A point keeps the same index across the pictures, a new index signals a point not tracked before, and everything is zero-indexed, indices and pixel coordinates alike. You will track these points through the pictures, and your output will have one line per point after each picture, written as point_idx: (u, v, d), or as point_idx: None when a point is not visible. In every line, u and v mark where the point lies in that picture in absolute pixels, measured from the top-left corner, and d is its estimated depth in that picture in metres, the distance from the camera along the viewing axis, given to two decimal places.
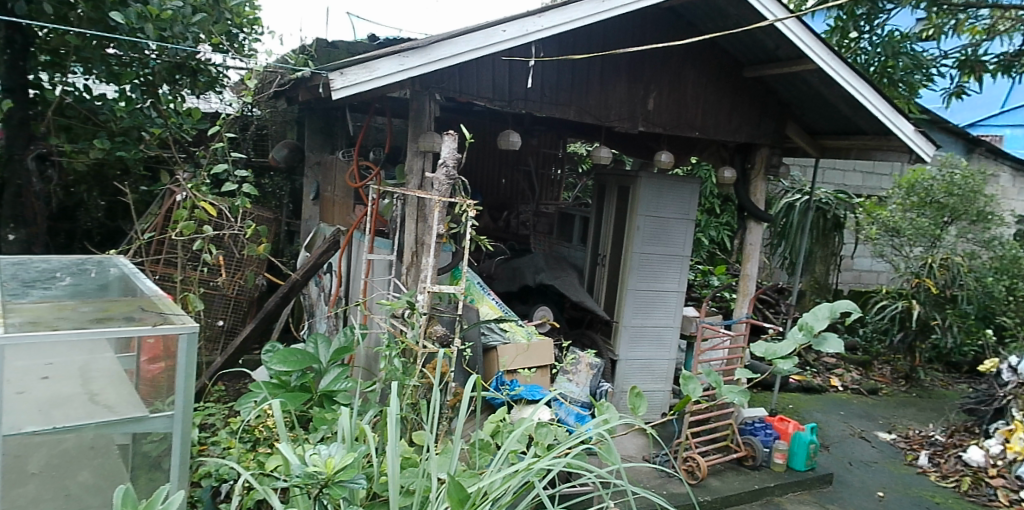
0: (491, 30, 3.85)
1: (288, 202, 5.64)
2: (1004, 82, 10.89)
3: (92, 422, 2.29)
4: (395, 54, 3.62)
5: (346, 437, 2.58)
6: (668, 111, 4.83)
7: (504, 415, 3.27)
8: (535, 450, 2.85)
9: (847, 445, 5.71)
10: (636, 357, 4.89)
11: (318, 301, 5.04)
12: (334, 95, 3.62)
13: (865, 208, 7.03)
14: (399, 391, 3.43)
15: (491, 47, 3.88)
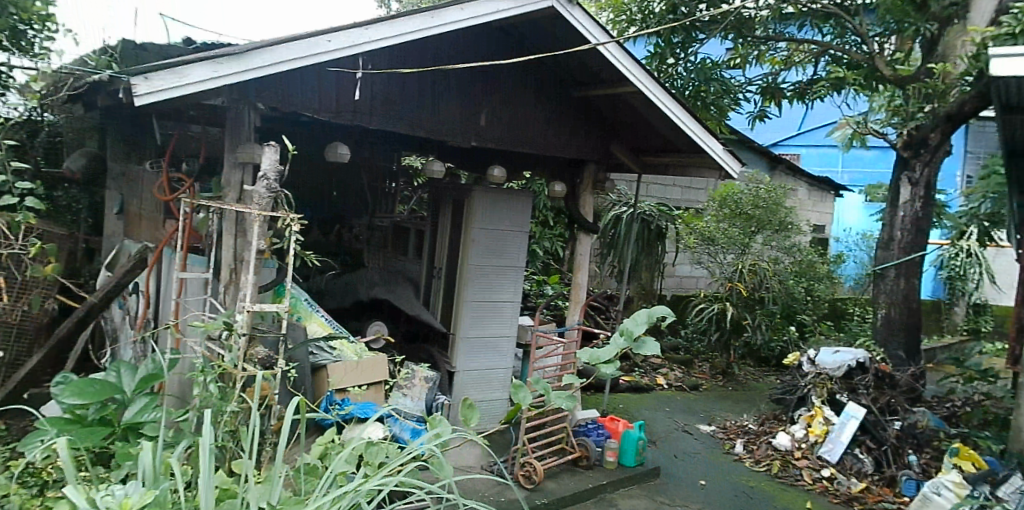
0: (316, 40, 3.58)
1: (85, 215, 5.41)
2: (799, 108, 12.54)
3: None
4: (208, 60, 3.25)
5: (146, 474, 2.29)
6: (500, 126, 4.97)
7: (332, 434, 2.97)
8: (365, 470, 2.60)
9: (672, 439, 6.15)
10: (474, 367, 4.96)
11: (123, 326, 4.75)
12: (135, 103, 3.11)
13: (684, 219, 7.94)
14: (214, 419, 3.10)
15: (316, 58, 3.61)
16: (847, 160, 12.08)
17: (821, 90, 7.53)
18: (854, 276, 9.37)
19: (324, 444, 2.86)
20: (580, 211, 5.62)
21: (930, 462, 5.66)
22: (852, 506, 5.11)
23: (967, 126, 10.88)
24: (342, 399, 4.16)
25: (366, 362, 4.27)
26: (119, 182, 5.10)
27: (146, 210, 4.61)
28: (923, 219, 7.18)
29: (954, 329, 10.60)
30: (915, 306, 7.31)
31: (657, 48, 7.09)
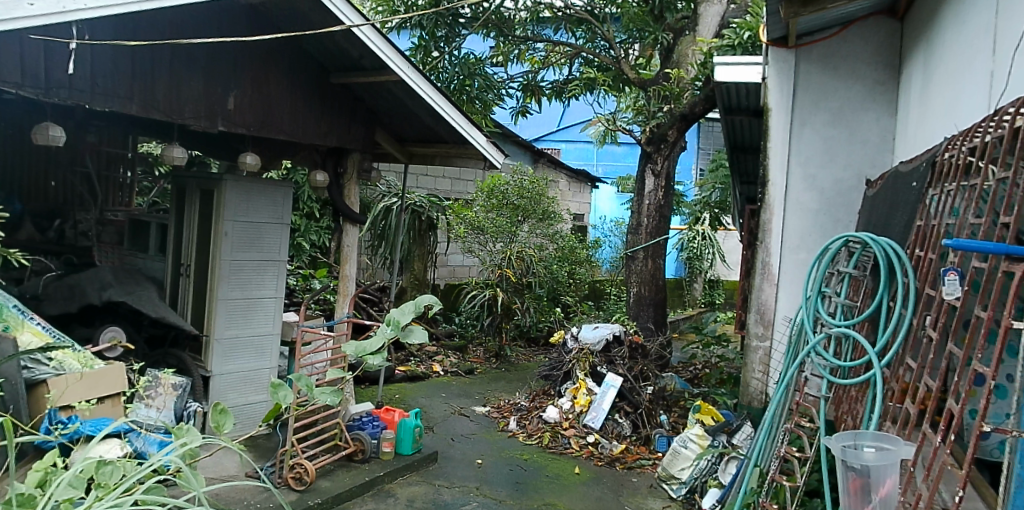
0: (13, 2, 2.93)
1: None
2: (556, 105, 13.66)
3: None
4: None
5: None
6: (252, 110, 4.72)
7: (55, 459, 2.33)
8: (97, 494, 2.10)
9: (448, 423, 6.33)
10: (232, 370, 4.65)
11: None
12: None
13: (454, 210, 8.23)
14: None
15: (14, 24, 2.96)
16: (601, 155, 13.36)
17: (574, 88, 8.37)
18: (609, 259, 10.51)
19: (43, 469, 2.23)
20: (345, 201, 5.55)
21: (678, 419, 6.54)
22: (615, 466, 5.67)
23: (697, 127, 12.70)
24: (68, 416, 3.64)
25: (95, 372, 3.79)
26: None
27: None
28: (664, 206, 8.22)
29: (694, 302, 12.32)
30: (660, 283, 8.33)
31: (422, 40, 7.50)
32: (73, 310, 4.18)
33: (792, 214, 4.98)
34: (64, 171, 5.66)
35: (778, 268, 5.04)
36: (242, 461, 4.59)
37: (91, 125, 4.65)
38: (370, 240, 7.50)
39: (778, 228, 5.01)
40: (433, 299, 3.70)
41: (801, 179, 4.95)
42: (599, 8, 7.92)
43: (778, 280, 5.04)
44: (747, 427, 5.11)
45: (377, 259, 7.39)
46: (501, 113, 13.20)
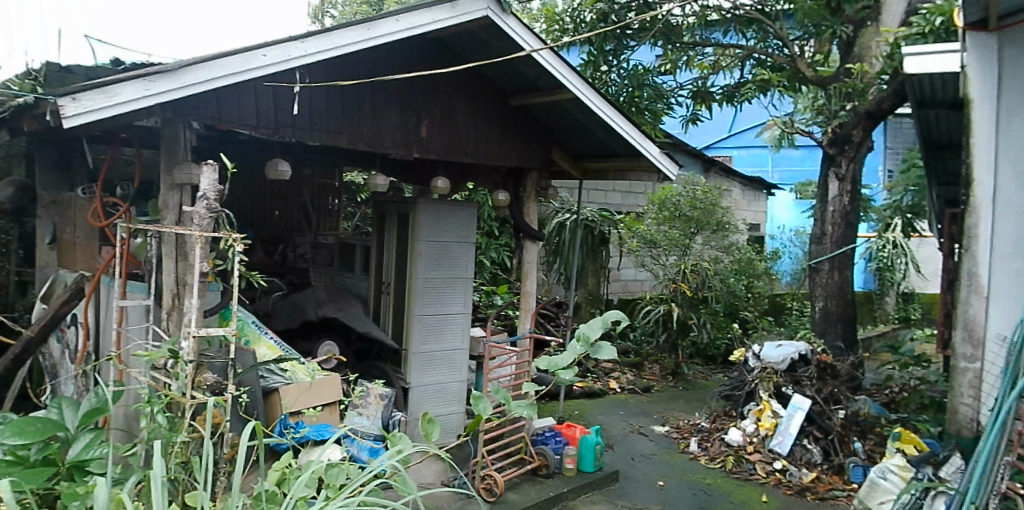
0: (251, 54, 3.66)
1: (20, 247, 4.61)
2: (728, 110, 13.14)
3: None
4: (139, 78, 3.30)
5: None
6: (441, 137, 5.05)
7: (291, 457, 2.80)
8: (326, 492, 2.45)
9: (628, 442, 6.22)
10: (428, 383, 4.92)
11: (63, 362, 4.19)
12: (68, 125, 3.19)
13: (627, 224, 8.15)
14: (166, 449, 3.49)
15: (251, 72, 3.70)
16: (777, 160, 12.69)
17: (747, 92, 7.98)
18: (791, 271, 9.90)
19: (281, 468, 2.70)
20: (525, 219, 5.71)
21: (874, 446, 5.93)
22: (806, 496, 5.22)
23: (883, 124, 11.63)
24: (296, 422, 4.12)
25: (319, 382, 4.25)
26: (52, 210, 4.22)
27: (80, 238, 3.99)
28: (851, 213, 7.49)
29: (886, 318, 11.17)
30: (850, 297, 7.60)
31: (591, 56, 7.52)
32: (296, 326, 4.65)
33: (1005, 217, 4.07)
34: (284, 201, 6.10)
35: (989, 281, 4.12)
36: (438, 470, 4.79)
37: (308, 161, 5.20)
38: (543, 256, 7.65)
39: (987, 233, 4.12)
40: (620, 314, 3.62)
41: (1014, 176, 4.04)
42: (770, 6, 7.50)
43: (989, 294, 4.12)
44: (957, 457, 4.11)
45: (552, 275, 7.49)
46: (672, 122, 12.94)
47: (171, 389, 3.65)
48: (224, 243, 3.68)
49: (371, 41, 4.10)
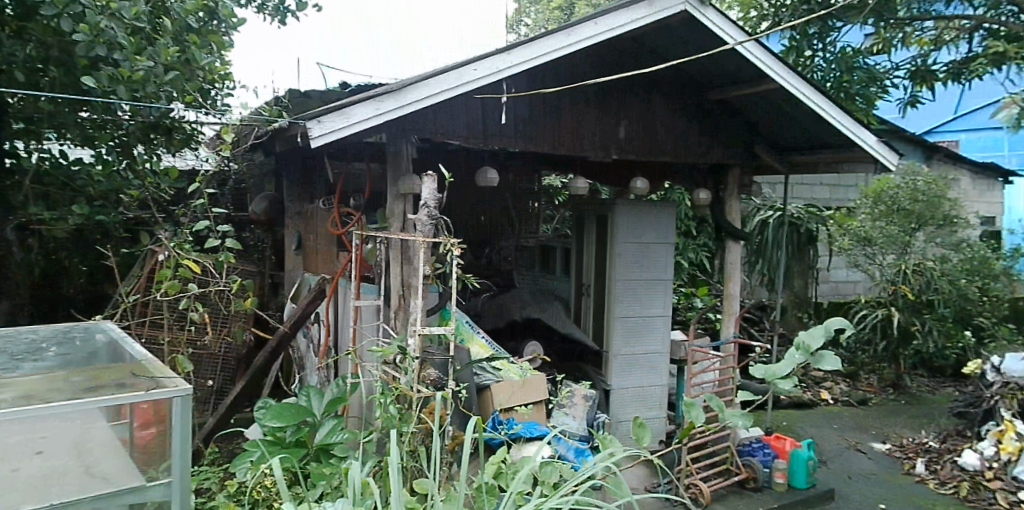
0: (464, 69, 3.90)
1: (272, 255, 5.02)
2: (955, 89, 11.78)
3: (84, 497, 2.36)
4: (371, 99, 3.69)
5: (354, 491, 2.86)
6: (639, 138, 5.00)
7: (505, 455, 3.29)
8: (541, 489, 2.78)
9: (844, 459, 5.73)
10: (629, 385, 4.88)
11: (307, 354, 4.71)
12: (314, 144, 3.67)
13: (836, 221, 7.53)
14: (398, 439, 3.79)
15: (465, 86, 3.93)
16: (1016, 142, 11.21)
17: (978, 69, 6.89)
18: None
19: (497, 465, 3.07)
20: (727, 218, 5.50)
21: None
22: None
23: None
24: (507, 419, 4.20)
25: (529, 381, 4.36)
26: (297, 219, 4.74)
27: (320, 244, 4.45)
28: None
29: None
30: None
31: (793, 42, 7.17)
32: (502, 326, 4.81)
33: None
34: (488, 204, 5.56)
35: None
36: (642, 475, 4.75)
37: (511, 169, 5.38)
38: (745, 257, 7.31)
39: None
40: (846, 322, 3.13)
41: None
42: None
43: None
44: None
45: (755, 276, 7.24)
46: (886, 106, 11.84)
47: (401, 383, 3.94)
48: (443, 247, 3.97)
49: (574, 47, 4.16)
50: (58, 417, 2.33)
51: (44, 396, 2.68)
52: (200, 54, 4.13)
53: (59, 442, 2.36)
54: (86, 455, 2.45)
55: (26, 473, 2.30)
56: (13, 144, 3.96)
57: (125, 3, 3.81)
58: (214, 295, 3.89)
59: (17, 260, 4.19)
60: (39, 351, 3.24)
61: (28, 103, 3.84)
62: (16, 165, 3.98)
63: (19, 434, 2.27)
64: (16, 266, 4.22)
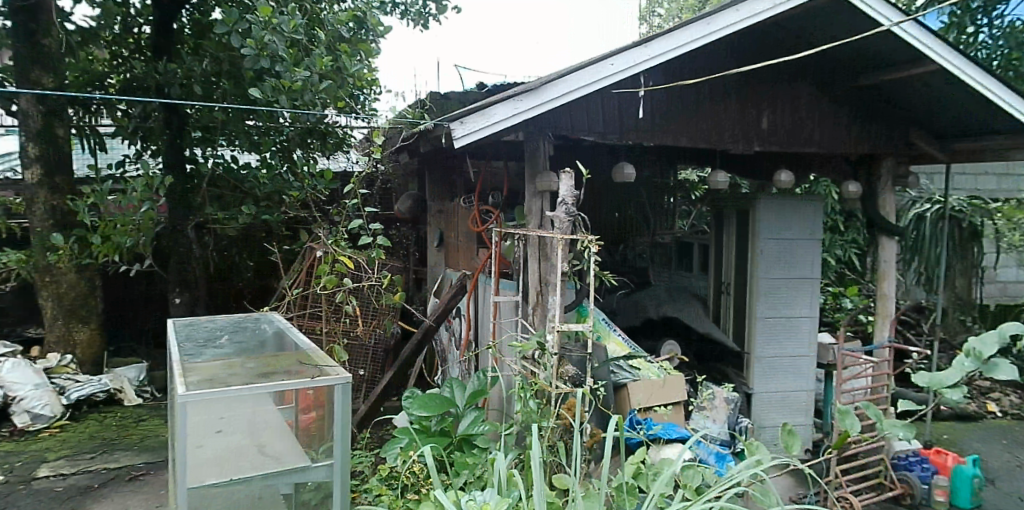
0: (600, 64, 3.81)
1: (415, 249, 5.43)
2: None
3: (260, 474, 2.48)
4: (510, 98, 3.70)
5: (500, 483, 2.95)
6: (784, 128, 4.77)
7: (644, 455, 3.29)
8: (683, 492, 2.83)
9: (1018, 479, 5.17)
10: (773, 389, 4.74)
11: (449, 347, 4.88)
12: (456, 145, 3.74)
13: (1005, 214, 6.80)
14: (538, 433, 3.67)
15: (601, 81, 3.84)
16: None
17: None
18: None
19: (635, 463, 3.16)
20: (881, 212, 5.18)
21: None
22: None
23: None
24: (645, 418, 4.16)
25: (668, 382, 4.29)
26: (439, 217, 4.94)
27: (461, 240, 4.59)
28: None
29: None
30: None
31: (954, 17, 6.58)
32: (638, 324, 4.76)
33: None
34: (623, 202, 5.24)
35: None
36: (785, 484, 4.57)
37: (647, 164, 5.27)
38: (899, 253, 6.77)
39: None
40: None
41: None
42: None
43: None
44: None
45: (910, 275, 6.75)
46: None
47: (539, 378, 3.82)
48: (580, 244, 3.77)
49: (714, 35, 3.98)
50: (238, 398, 2.45)
51: (223, 381, 2.78)
52: (351, 62, 4.29)
53: (240, 424, 2.49)
54: (259, 436, 2.55)
55: (213, 448, 2.43)
56: (193, 150, 4.38)
57: (284, 18, 4.04)
58: (367, 289, 4.05)
59: (195, 256, 4.64)
60: (214, 339, 3.35)
61: (205, 113, 4.26)
62: (196, 170, 4.41)
63: (206, 413, 2.39)
64: (194, 261, 4.76)
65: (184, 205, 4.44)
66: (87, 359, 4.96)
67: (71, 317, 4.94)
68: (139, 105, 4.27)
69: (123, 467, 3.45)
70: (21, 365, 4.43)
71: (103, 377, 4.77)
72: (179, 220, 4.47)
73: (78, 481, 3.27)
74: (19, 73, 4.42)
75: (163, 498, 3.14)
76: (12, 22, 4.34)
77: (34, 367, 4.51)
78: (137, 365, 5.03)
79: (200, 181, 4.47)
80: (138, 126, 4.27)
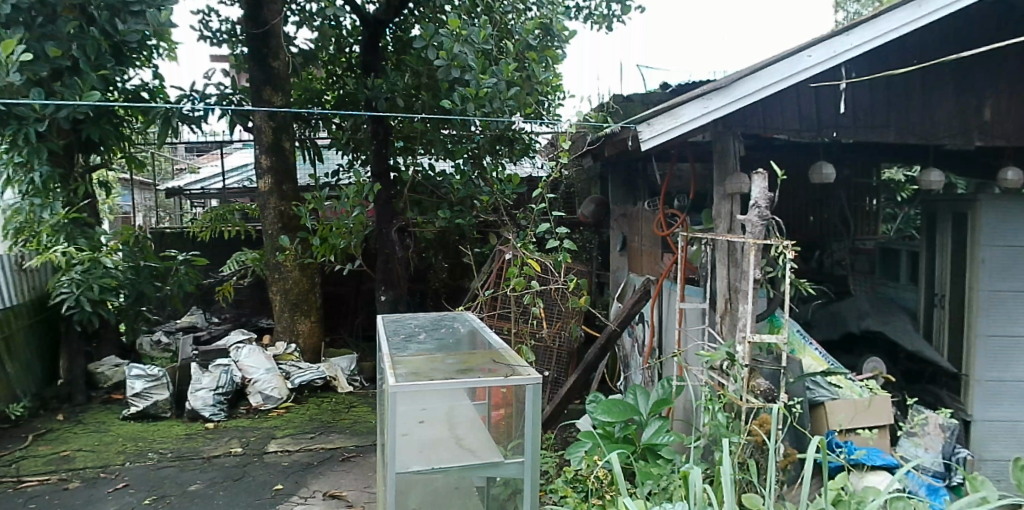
0: (795, 57, 3.43)
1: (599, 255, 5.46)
2: None
3: (457, 464, 2.53)
4: (698, 97, 3.45)
5: (695, 497, 2.80)
6: (1014, 118, 4.15)
7: (847, 483, 2.98)
8: None
9: None
10: (997, 417, 4.16)
11: (633, 353, 4.88)
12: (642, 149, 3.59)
13: None
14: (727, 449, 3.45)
15: (796, 76, 3.46)
16: None
17: None
18: None
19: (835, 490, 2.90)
20: None
21: None
22: None
23: None
24: (845, 442, 3.79)
25: (874, 401, 3.87)
26: (622, 222, 4.92)
27: (645, 245, 4.55)
28: None
29: None
30: None
31: None
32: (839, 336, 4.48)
33: None
34: (819, 206, 5.04)
35: None
36: None
37: (847, 163, 4.92)
38: None
39: None
40: None
41: None
42: None
43: None
44: None
45: None
46: None
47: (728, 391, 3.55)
48: (774, 250, 3.41)
49: (930, 17, 3.43)
50: (438, 391, 2.50)
51: (428, 373, 2.87)
52: (538, 69, 4.41)
53: (440, 416, 2.55)
54: (456, 428, 2.61)
55: (417, 437, 2.52)
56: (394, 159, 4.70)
57: (474, 29, 4.21)
58: (555, 292, 4.16)
59: (398, 256, 4.83)
60: (416, 334, 3.52)
61: (406, 124, 4.60)
62: (399, 177, 4.78)
63: (410, 404, 2.47)
64: (397, 262, 4.86)
65: (387, 209, 4.74)
66: (308, 348, 5.13)
67: (296, 307, 5.12)
68: (350, 119, 4.81)
69: (337, 448, 3.76)
70: (256, 350, 4.59)
71: (320, 365, 4.90)
72: (383, 222, 4.73)
73: (300, 457, 3.62)
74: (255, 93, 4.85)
75: (373, 479, 3.40)
76: (249, 48, 4.76)
77: (266, 352, 4.67)
78: (348, 356, 5.10)
79: (402, 188, 4.82)
80: (350, 137, 4.73)
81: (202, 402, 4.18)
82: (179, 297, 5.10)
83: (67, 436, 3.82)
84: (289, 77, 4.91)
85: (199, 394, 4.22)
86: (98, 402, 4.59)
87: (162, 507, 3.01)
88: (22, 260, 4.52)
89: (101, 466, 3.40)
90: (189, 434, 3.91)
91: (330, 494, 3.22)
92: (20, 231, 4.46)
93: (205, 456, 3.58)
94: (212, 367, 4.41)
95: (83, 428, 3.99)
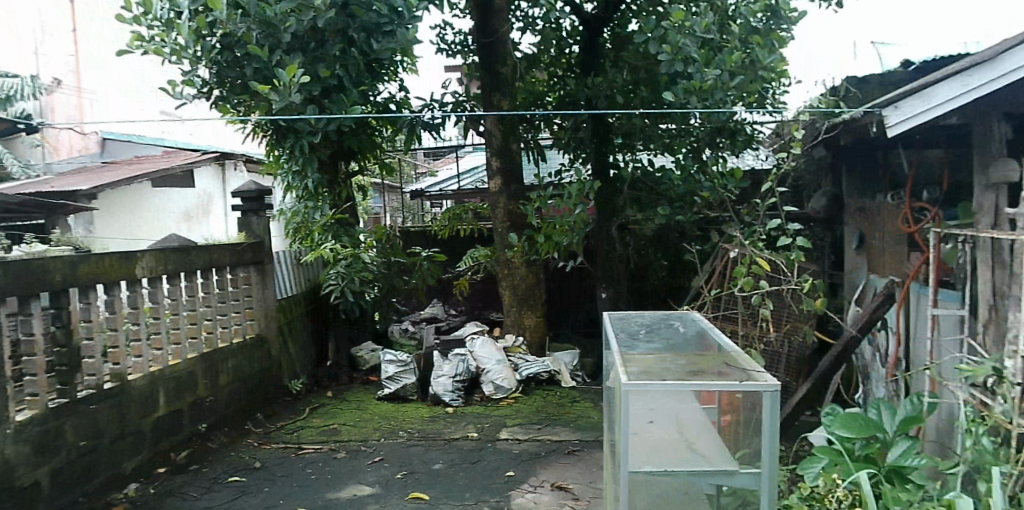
0: None
1: (831, 253, 5.07)
2: None
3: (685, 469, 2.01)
4: (954, 74, 2.80)
5: None
6: None
7: None
8: None
9: None
10: None
11: (874, 363, 4.40)
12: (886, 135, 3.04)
13: None
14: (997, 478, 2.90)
15: None
16: None
17: None
18: None
19: None
20: None
21: None
22: None
23: None
24: None
25: None
26: (860, 216, 4.52)
27: (889, 243, 4.07)
28: None
29: None
30: None
31: None
32: None
33: None
34: None
35: None
36: None
37: None
38: None
39: None
40: None
41: None
42: None
43: None
44: None
45: None
46: None
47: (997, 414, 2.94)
48: None
49: None
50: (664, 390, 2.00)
51: (656, 375, 2.51)
52: (765, 54, 4.12)
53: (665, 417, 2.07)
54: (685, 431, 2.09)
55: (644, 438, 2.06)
56: (614, 156, 4.83)
57: (697, 19, 4.08)
58: (785, 293, 3.93)
59: (617, 254, 5.12)
60: (644, 330, 3.51)
61: (624, 120, 4.65)
62: (617, 175, 4.86)
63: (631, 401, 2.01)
64: (617, 259, 5.14)
65: (608, 206, 4.93)
66: (533, 342, 5.32)
67: (523, 302, 5.34)
68: (571, 119, 4.90)
69: (563, 441, 3.85)
70: (488, 342, 4.91)
71: (546, 358, 5.06)
72: (603, 221, 5.00)
73: (529, 447, 3.75)
74: (485, 99, 5.11)
75: (599, 476, 3.39)
76: (480, 57, 5.09)
77: (496, 344, 4.96)
78: (571, 351, 5.27)
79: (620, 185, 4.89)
80: (571, 136, 4.84)
81: (443, 388, 4.51)
82: (423, 289, 5.58)
83: (335, 411, 4.34)
84: (515, 80, 5.08)
85: (441, 380, 4.56)
86: (357, 383, 5.07)
87: (412, 482, 3.27)
88: (300, 256, 5.15)
89: (362, 440, 3.80)
90: (433, 417, 4.25)
91: (558, 485, 3.28)
92: (298, 229, 5.05)
93: (446, 438, 3.85)
94: (452, 355, 4.79)
95: (347, 404, 4.51)
